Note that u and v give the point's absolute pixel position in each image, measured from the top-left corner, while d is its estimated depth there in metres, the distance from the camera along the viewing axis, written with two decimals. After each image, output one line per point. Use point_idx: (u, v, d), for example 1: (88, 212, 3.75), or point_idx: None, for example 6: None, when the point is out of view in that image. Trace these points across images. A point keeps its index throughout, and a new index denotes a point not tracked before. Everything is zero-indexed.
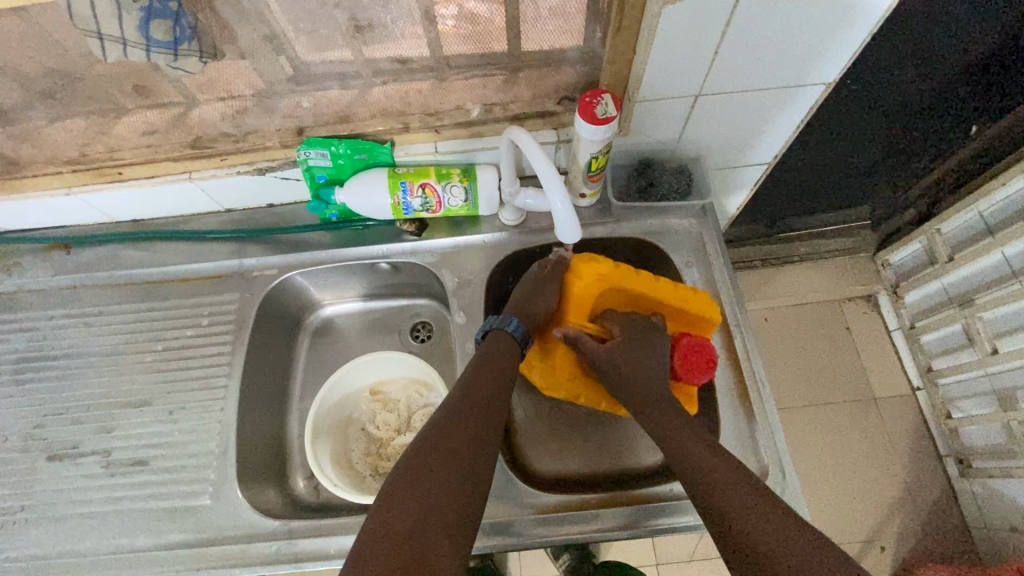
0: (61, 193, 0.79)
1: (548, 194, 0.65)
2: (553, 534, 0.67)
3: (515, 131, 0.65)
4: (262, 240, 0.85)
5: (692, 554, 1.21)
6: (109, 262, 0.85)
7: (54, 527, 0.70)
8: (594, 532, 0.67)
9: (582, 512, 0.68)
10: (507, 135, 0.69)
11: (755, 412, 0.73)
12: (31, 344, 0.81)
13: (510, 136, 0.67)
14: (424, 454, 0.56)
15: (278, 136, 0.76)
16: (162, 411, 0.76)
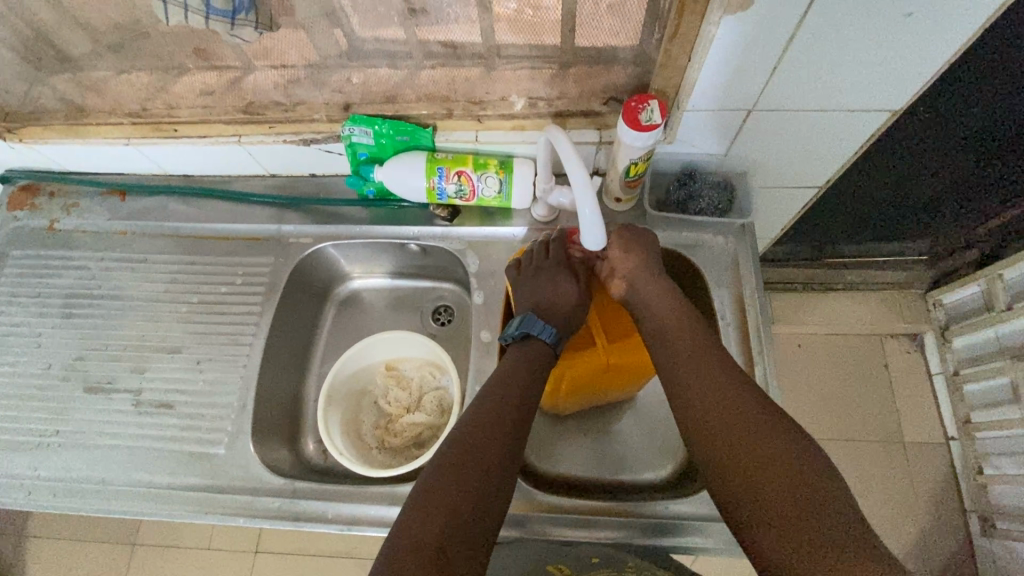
0: (121, 142, 0.83)
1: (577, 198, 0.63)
2: (540, 534, 0.68)
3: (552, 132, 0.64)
4: (301, 209, 0.88)
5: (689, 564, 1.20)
6: (158, 212, 0.90)
7: (82, 452, 0.76)
8: (579, 535, 0.68)
9: (577, 518, 0.69)
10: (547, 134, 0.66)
11: None
12: (82, 281, 0.87)
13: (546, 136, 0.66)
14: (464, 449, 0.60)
15: (325, 109, 0.78)
16: (191, 360, 0.80)
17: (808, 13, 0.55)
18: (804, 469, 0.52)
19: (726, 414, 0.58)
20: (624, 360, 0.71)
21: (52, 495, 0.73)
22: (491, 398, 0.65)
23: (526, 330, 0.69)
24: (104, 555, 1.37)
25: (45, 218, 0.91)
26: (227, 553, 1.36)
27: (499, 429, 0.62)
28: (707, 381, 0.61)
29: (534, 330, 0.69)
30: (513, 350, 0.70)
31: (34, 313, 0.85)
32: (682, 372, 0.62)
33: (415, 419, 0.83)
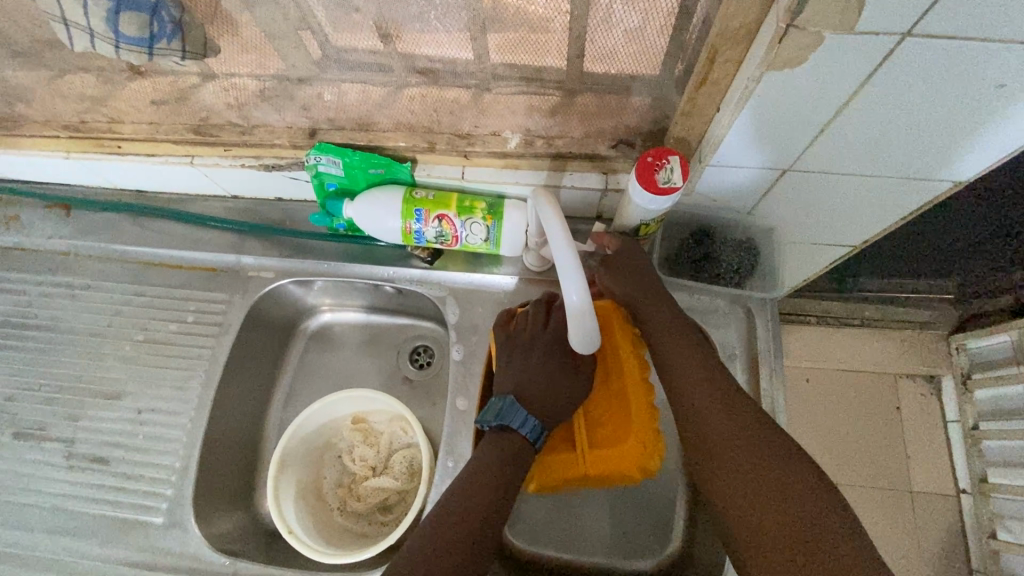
0: (60, 156, 0.73)
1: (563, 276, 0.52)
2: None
3: (540, 204, 0.55)
4: (265, 237, 0.78)
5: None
6: (106, 232, 0.80)
7: (7, 509, 0.68)
8: None
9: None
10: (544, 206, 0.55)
11: None
12: (18, 307, 0.77)
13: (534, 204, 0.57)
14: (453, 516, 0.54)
15: (289, 134, 0.67)
16: (132, 408, 0.71)
17: (875, 76, 0.44)
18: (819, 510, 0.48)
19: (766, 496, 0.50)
20: (602, 471, 0.63)
21: None
22: (464, 490, 0.56)
23: (505, 422, 0.60)
24: None
25: None
26: None
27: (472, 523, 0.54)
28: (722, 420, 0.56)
29: (511, 425, 0.60)
30: (492, 433, 0.61)
31: None
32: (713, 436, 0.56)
33: (381, 483, 0.74)
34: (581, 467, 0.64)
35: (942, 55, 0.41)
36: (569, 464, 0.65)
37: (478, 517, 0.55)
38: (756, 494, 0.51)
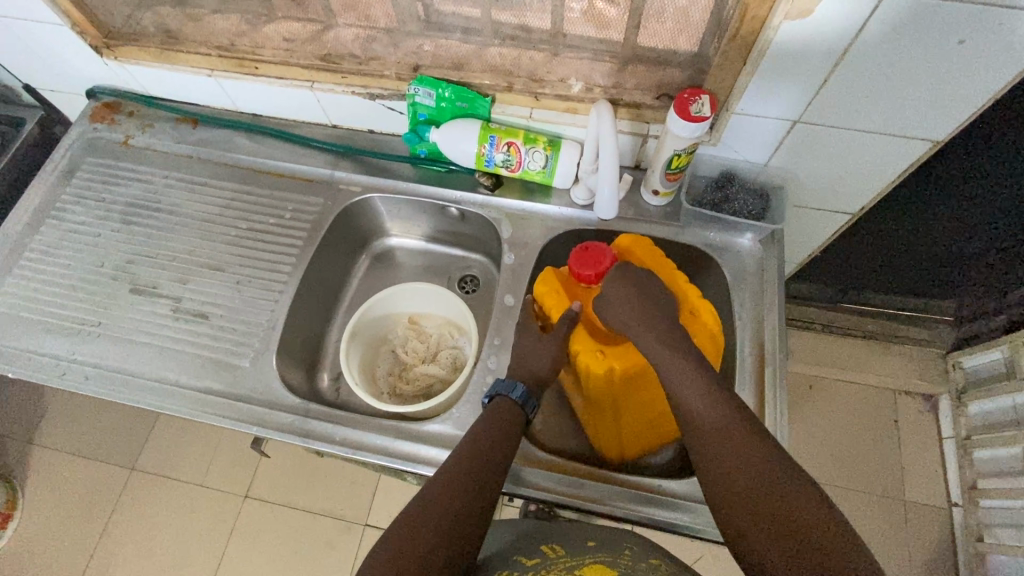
0: (203, 73, 0.90)
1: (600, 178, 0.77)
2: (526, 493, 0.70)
3: (602, 113, 0.71)
4: (355, 159, 0.94)
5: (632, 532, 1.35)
6: (224, 143, 0.96)
7: (120, 344, 0.81)
8: (570, 495, 0.69)
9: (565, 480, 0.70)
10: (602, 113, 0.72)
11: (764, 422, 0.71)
12: (145, 193, 0.93)
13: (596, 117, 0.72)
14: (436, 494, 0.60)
15: (396, 68, 0.83)
16: (232, 279, 0.85)
17: (863, 30, 0.60)
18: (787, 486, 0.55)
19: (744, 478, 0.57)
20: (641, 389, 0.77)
21: (85, 379, 0.78)
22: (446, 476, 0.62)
23: (496, 392, 0.71)
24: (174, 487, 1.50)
25: (122, 132, 0.98)
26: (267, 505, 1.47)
27: (467, 517, 0.59)
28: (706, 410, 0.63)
29: (501, 392, 0.71)
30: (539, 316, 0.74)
31: (97, 216, 0.91)
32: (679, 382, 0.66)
33: (428, 369, 0.88)
34: (615, 365, 0.75)
35: (916, 10, 0.56)
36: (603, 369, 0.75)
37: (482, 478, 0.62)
38: (713, 437, 0.61)
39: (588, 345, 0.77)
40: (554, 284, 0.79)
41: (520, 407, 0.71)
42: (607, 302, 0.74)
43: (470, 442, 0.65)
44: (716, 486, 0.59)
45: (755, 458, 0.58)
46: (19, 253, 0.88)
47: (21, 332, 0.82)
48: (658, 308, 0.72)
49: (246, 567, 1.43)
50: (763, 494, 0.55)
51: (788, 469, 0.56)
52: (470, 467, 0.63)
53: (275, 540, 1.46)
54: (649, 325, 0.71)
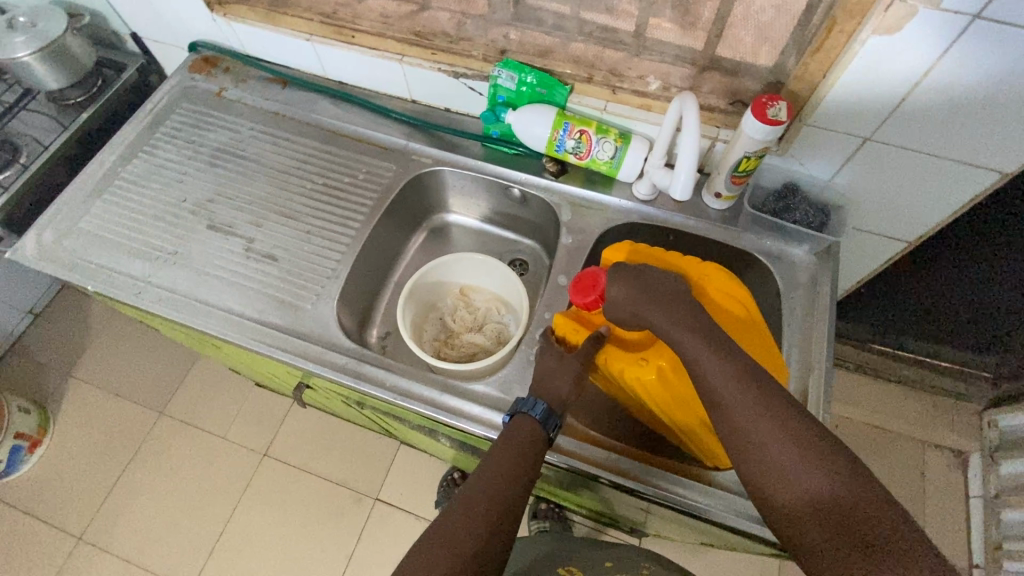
0: (303, 37, 0.96)
1: (678, 167, 0.78)
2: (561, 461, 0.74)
3: (686, 103, 0.72)
4: (429, 133, 0.99)
5: (637, 545, 1.40)
6: (309, 105, 1.02)
7: (192, 273, 0.85)
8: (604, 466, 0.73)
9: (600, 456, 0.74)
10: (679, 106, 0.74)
11: None
12: (231, 141, 0.99)
13: (679, 109, 0.74)
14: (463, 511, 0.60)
15: (484, 50, 0.89)
16: (302, 228, 0.90)
17: (948, 51, 0.62)
18: (856, 494, 0.53)
19: (809, 492, 0.54)
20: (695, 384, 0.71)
21: (157, 300, 0.83)
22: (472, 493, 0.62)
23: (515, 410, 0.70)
24: (205, 442, 1.56)
25: (217, 84, 1.05)
26: (285, 466, 1.53)
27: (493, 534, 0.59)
28: (755, 419, 0.58)
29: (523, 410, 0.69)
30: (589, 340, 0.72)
31: (185, 156, 0.97)
32: (701, 367, 0.63)
33: (474, 338, 0.92)
34: (661, 362, 0.71)
35: (1005, 36, 0.59)
36: (653, 373, 0.70)
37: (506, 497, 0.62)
38: (767, 448, 0.57)
39: (626, 357, 0.72)
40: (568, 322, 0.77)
41: (541, 426, 0.68)
42: (614, 304, 0.71)
43: (496, 460, 0.64)
44: (780, 501, 0.56)
45: (816, 466, 0.55)
46: (111, 180, 0.95)
47: (103, 250, 0.87)
48: (664, 289, 0.70)
49: (255, 522, 1.46)
50: (822, 501, 0.54)
51: (854, 475, 0.54)
52: (497, 485, 0.62)
53: (285, 501, 1.48)
54: (659, 307, 0.68)
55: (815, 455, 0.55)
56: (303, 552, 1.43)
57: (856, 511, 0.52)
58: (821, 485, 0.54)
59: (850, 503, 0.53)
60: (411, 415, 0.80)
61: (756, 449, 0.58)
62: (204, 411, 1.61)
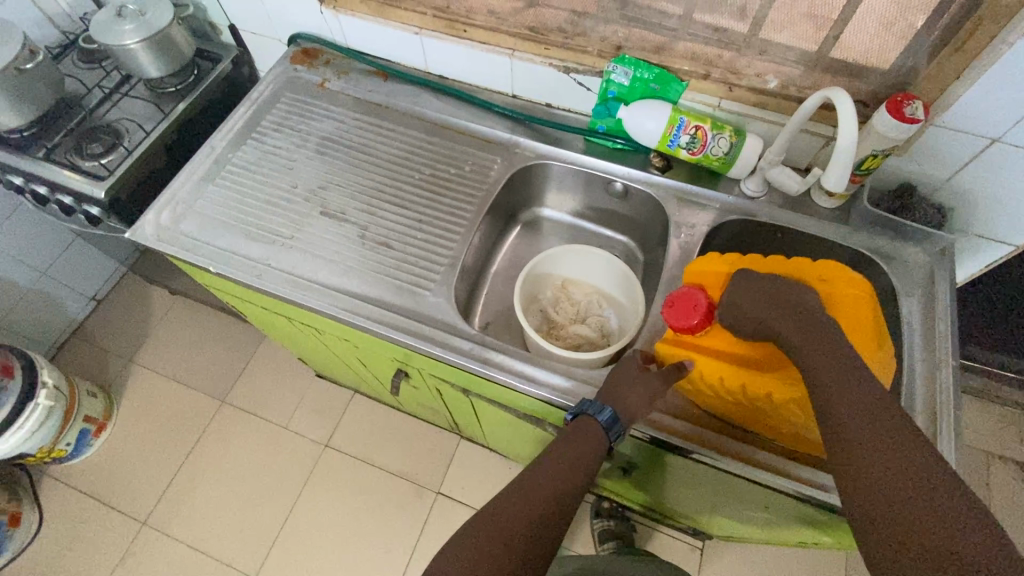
0: (413, 30, 0.98)
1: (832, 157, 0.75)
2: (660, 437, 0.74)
3: (837, 92, 0.70)
4: (531, 128, 1.00)
5: (700, 548, 1.40)
6: (411, 98, 1.04)
7: (310, 257, 0.87)
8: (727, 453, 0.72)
9: (687, 429, 0.75)
10: (823, 94, 0.73)
11: (931, 420, 0.72)
12: (337, 130, 1.01)
13: (827, 96, 0.71)
14: (510, 499, 0.60)
15: (599, 46, 0.90)
16: (413, 216, 0.91)
17: None
18: (958, 517, 0.45)
19: (896, 503, 0.48)
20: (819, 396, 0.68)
21: (279, 282, 0.84)
22: (524, 485, 0.61)
23: (581, 411, 0.69)
24: (266, 433, 1.57)
25: (318, 76, 1.07)
26: (346, 458, 1.54)
27: (539, 530, 0.58)
28: (854, 418, 0.53)
29: (587, 411, 0.68)
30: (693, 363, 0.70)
31: (293, 144, 0.99)
32: (817, 380, 0.57)
33: (579, 330, 0.92)
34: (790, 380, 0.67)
35: None
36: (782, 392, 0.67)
37: (556, 495, 0.61)
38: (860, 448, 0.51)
39: (748, 378, 0.68)
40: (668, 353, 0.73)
41: (605, 432, 0.67)
42: (733, 312, 0.67)
43: (550, 459, 0.64)
44: (864, 509, 0.49)
45: (912, 479, 0.48)
46: (222, 166, 0.97)
47: (222, 233, 0.89)
48: (793, 300, 0.65)
49: (316, 513, 1.47)
50: (914, 517, 0.46)
51: (961, 498, 0.46)
52: (548, 482, 0.62)
53: (347, 493, 1.49)
54: (784, 318, 0.64)
55: (915, 468, 0.48)
56: (364, 544, 1.43)
57: (954, 533, 0.44)
58: (919, 501, 0.47)
59: (949, 522, 0.45)
60: (523, 402, 0.83)
61: (869, 477, 0.50)
62: (265, 400, 1.62)
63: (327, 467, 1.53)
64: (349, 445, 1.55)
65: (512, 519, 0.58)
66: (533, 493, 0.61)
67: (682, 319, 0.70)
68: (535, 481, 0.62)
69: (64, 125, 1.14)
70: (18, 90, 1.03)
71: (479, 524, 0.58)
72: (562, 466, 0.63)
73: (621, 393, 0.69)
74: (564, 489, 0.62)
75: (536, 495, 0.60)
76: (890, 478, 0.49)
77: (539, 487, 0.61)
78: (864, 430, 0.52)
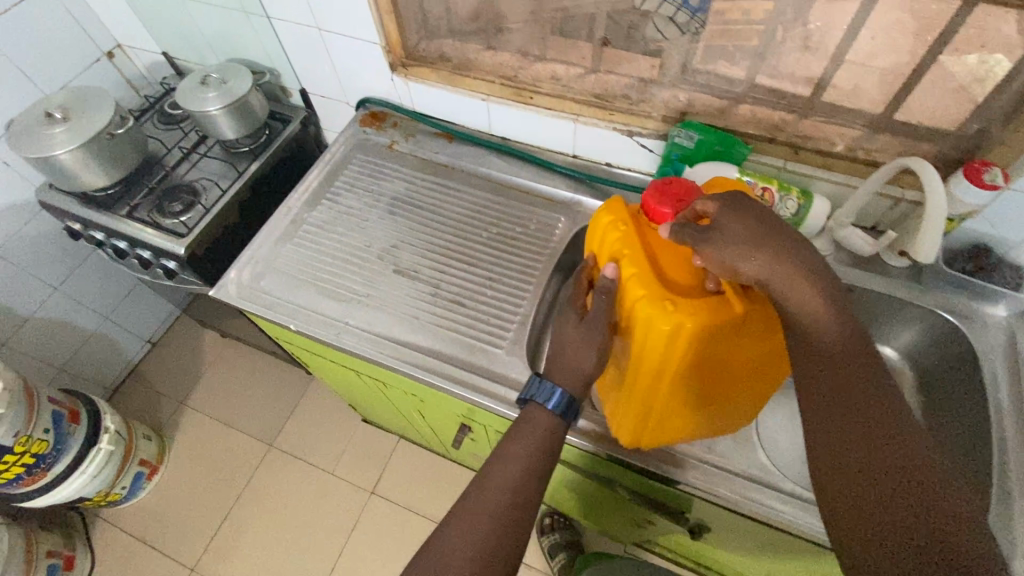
0: (479, 97, 1.03)
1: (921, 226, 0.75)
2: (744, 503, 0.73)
3: (921, 162, 0.71)
4: (594, 187, 1.03)
5: None
6: (476, 158, 1.09)
7: (386, 315, 0.90)
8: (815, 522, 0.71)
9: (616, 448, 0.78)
10: (904, 161, 0.74)
11: None
12: (407, 190, 1.05)
13: (910, 163, 0.73)
14: (462, 513, 0.61)
15: (664, 111, 0.94)
16: (484, 274, 0.94)
17: None
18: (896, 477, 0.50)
19: (844, 458, 0.53)
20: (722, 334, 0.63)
21: (357, 340, 0.87)
22: (476, 498, 0.62)
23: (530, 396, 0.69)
24: (312, 479, 1.58)
25: (387, 138, 1.13)
26: (392, 506, 1.53)
27: (491, 544, 0.58)
28: (825, 374, 0.56)
29: (537, 399, 0.69)
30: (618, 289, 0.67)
31: (366, 204, 1.04)
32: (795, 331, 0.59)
33: None
34: (688, 313, 0.61)
35: None
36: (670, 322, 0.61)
37: (505, 504, 0.61)
38: (826, 405, 0.56)
39: (655, 295, 0.63)
40: (602, 241, 0.73)
41: (556, 416, 0.68)
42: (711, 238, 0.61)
43: (497, 465, 0.64)
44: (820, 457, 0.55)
45: (865, 440, 0.52)
46: (299, 225, 1.01)
47: (300, 291, 0.93)
48: (793, 244, 0.59)
49: (363, 563, 1.45)
50: (856, 470, 0.52)
51: (905, 461, 0.50)
52: (498, 493, 0.62)
53: (394, 542, 1.48)
54: (771, 251, 0.58)
55: (872, 430, 0.52)
56: None
57: (886, 489, 0.50)
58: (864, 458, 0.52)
59: (887, 482, 0.50)
60: (588, 457, 0.84)
61: (829, 431, 0.55)
62: (312, 445, 1.64)
63: (374, 515, 1.52)
64: (396, 493, 1.55)
65: (465, 535, 0.59)
66: (483, 505, 0.61)
67: (659, 202, 0.69)
68: (485, 493, 0.62)
69: (146, 183, 1.21)
70: (109, 152, 1.10)
71: (434, 544, 0.59)
72: (510, 474, 0.63)
73: (560, 362, 0.69)
74: (514, 497, 0.62)
75: (487, 506, 0.61)
76: (846, 436, 0.53)
77: (489, 498, 0.62)
78: (831, 386, 0.56)
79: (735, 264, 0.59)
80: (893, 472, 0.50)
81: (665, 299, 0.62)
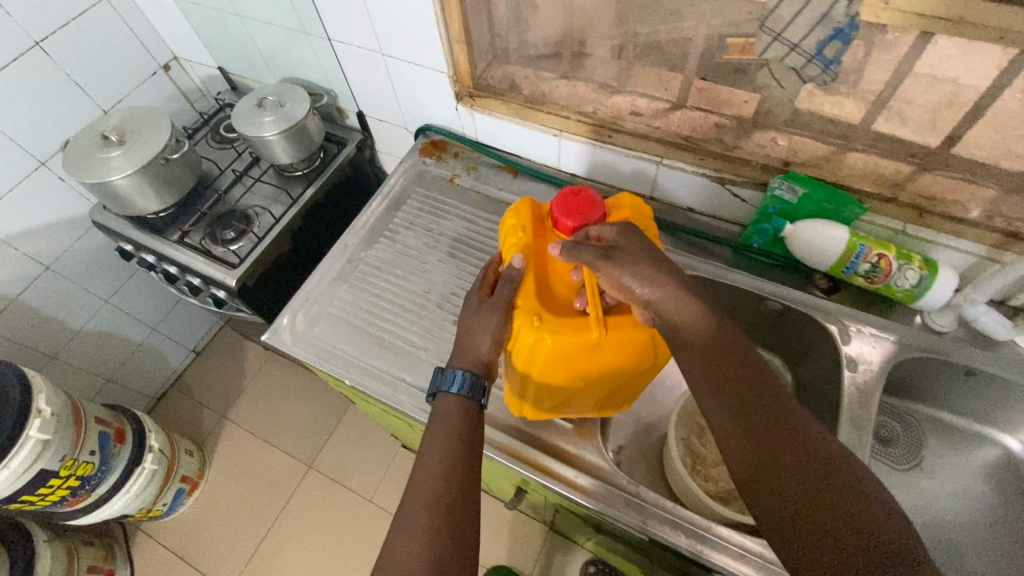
0: (552, 132, 0.95)
1: None
2: None
3: None
4: (674, 235, 0.95)
5: None
6: (544, 197, 1.01)
7: None
8: None
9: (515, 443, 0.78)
10: None
11: None
12: (469, 230, 0.98)
13: None
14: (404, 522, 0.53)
15: (764, 160, 0.83)
16: None
17: None
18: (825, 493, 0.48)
19: (772, 479, 0.50)
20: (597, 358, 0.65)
21: (415, 402, 0.81)
22: (416, 499, 0.55)
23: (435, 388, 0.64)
24: (349, 505, 1.54)
25: (449, 170, 1.06)
26: None
27: (440, 549, 0.51)
28: (719, 387, 0.56)
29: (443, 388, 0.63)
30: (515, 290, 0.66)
31: (425, 244, 0.97)
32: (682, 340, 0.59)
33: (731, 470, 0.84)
34: (551, 326, 0.62)
35: None
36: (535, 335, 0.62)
37: (445, 499, 0.54)
38: (735, 422, 0.54)
39: (534, 304, 0.64)
40: (503, 242, 0.72)
41: (464, 399, 0.62)
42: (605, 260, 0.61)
43: (426, 457, 0.58)
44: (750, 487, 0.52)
45: (787, 457, 0.51)
46: (355, 265, 0.96)
47: (354, 341, 0.87)
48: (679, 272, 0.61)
49: None
50: (790, 496, 0.49)
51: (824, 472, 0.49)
52: (433, 488, 0.55)
53: None
54: (667, 278, 0.60)
55: (791, 448, 0.51)
56: None
57: (821, 508, 0.47)
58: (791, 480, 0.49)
59: (821, 502, 0.48)
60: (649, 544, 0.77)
61: (754, 456, 0.52)
62: (350, 469, 1.60)
63: None
64: None
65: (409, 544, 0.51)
66: (424, 509, 0.54)
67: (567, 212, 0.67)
68: (421, 492, 0.55)
69: (198, 207, 1.18)
70: (164, 177, 1.07)
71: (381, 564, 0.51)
72: (439, 463, 0.57)
73: (458, 351, 0.66)
74: (452, 487, 0.55)
75: (431, 507, 0.54)
76: (771, 459, 0.51)
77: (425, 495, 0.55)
78: (730, 400, 0.55)
79: (632, 288, 0.60)
80: (808, 477, 0.49)
81: (539, 317, 0.63)
